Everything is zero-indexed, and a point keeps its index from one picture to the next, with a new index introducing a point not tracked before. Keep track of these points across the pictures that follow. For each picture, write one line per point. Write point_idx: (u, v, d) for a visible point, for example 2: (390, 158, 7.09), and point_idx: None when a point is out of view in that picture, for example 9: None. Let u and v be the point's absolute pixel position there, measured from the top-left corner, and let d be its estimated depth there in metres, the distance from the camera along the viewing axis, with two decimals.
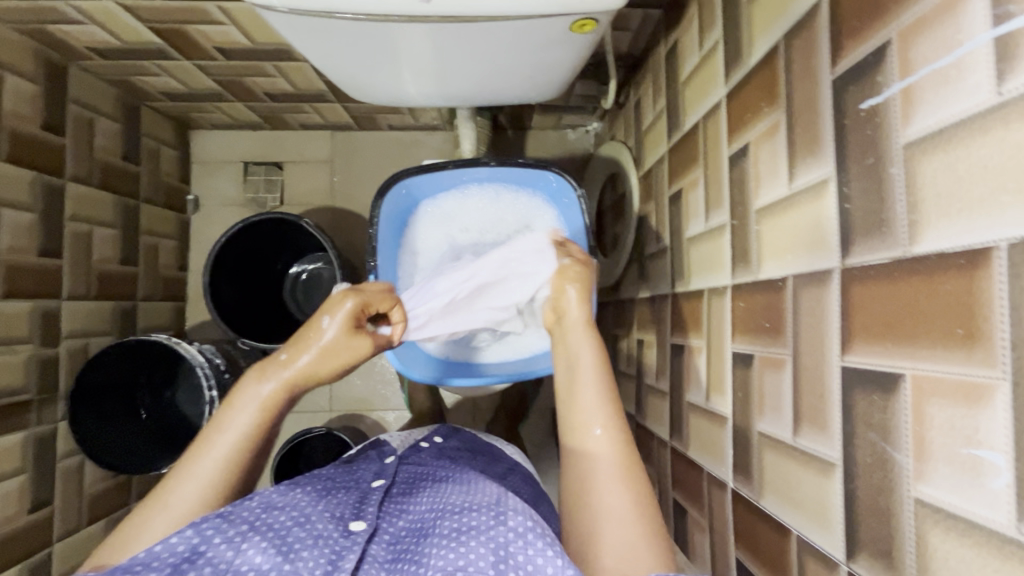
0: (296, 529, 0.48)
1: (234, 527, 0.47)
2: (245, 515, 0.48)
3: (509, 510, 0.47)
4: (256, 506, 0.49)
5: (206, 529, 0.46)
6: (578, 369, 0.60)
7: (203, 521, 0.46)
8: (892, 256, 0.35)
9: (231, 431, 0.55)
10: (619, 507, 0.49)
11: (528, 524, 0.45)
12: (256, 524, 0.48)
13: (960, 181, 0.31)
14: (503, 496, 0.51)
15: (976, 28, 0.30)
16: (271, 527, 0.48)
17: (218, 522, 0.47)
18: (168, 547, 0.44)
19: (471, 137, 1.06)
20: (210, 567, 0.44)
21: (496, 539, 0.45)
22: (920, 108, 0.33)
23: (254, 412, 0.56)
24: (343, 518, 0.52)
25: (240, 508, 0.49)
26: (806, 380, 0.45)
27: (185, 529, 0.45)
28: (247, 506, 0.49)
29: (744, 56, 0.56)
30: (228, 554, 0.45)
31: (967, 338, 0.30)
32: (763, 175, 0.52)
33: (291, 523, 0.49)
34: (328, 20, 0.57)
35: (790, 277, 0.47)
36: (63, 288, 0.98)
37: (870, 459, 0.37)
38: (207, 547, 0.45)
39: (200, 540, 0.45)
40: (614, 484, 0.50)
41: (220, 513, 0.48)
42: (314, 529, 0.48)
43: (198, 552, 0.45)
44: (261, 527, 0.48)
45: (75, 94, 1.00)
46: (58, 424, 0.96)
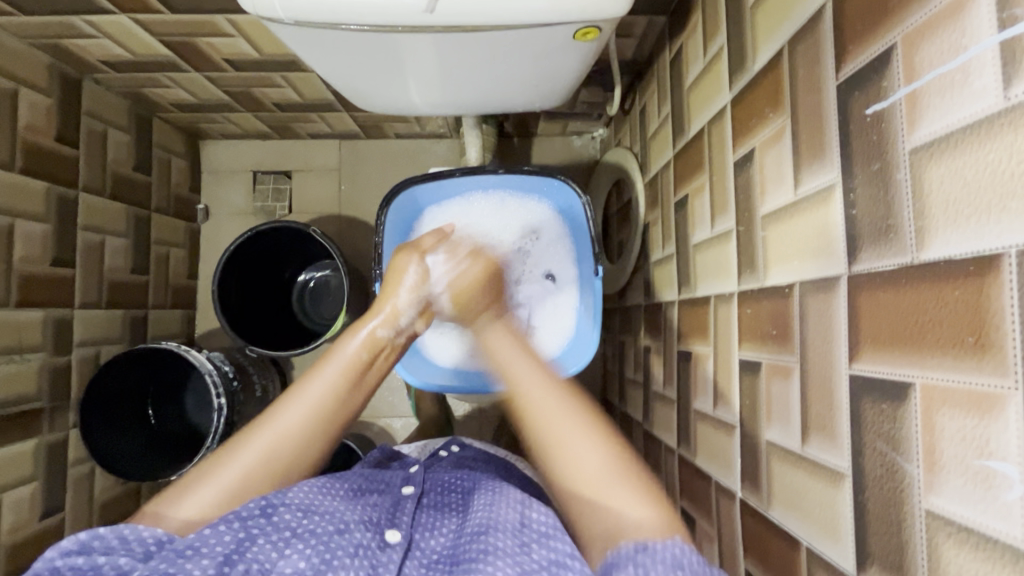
0: (337, 537, 0.49)
1: (276, 532, 0.48)
2: (286, 518, 0.49)
3: (537, 540, 0.47)
4: (297, 511, 0.50)
5: (251, 527, 0.47)
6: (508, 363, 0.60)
7: (250, 517, 0.48)
8: (899, 263, 0.35)
9: (329, 378, 0.56)
10: (594, 463, 0.50)
11: (553, 556, 0.45)
12: (298, 530, 0.49)
13: (968, 187, 0.30)
14: (531, 512, 0.51)
15: (982, 31, 0.29)
16: (314, 533, 0.48)
17: (263, 523, 0.48)
18: (216, 534, 0.46)
19: (476, 144, 1.06)
20: (256, 564, 0.45)
21: (524, 566, 0.45)
22: (926, 114, 0.33)
23: (348, 360, 0.58)
24: (379, 526, 0.53)
25: (282, 509, 0.49)
26: (814, 388, 0.44)
27: (232, 522, 0.47)
28: (288, 506, 0.50)
29: (749, 61, 0.56)
30: (273, 555, 0.46)
31: (978, 347, 0.29)
32: (768, 182, 0.52)
33: (332, 530, 0.49)
34: (333, 31, 0.58)
35: (798, 283, 0.47)
36: (76, 297, 1.00)
37: (879, 470, 0.37)
38: (253, 545, 0.46)
39: (245, 536, 0.47)
40: (581, 439, 0.51)
41: (264, 509, 0.49)
42: (352, 538, 0.49)
43: (244, 546, 0.46)
44: (303, 533, 0.48)
45: (88, 107, 1.02)
46: (70, 431, 0.97)
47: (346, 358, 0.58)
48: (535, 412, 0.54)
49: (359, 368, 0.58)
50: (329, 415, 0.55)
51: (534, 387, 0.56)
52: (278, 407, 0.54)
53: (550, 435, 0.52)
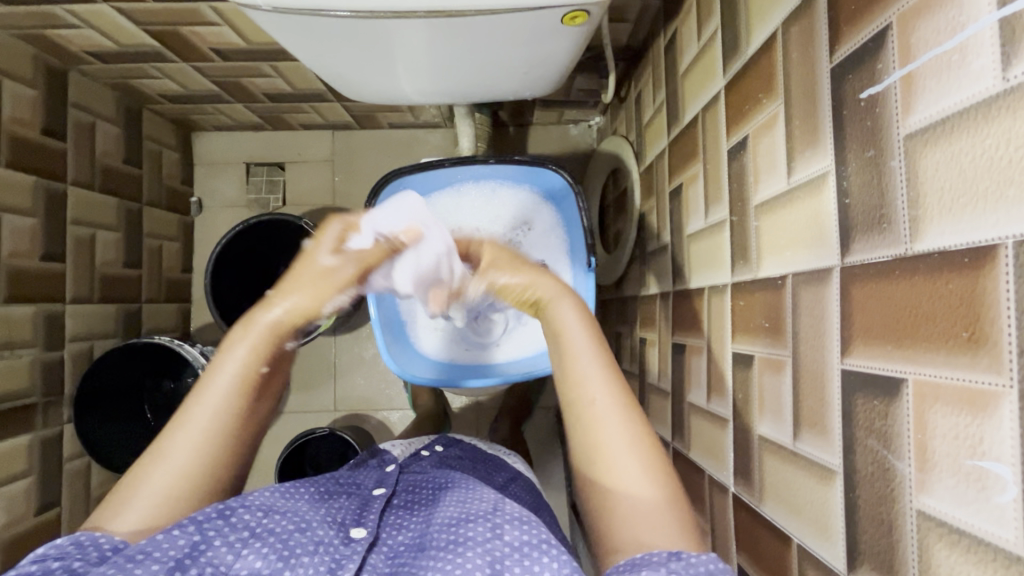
0: (297, 535, 0.48)
1: (234, 532, 0.46)
2: (246, 518, 0.47)
3: (507, 523, 0.46)
4: (256, 509, 0.48)
5: (207, 529, 0.45)
6: (574, 350, 0.54)
7: (206, 519, 0.45)
8: (892, 255, 0.34)
9: (217, 404, 0.49)
10: (618, 441, 0.49)
11: (522, 540, 0.45)
12: (257, 530, 0.47)
13: (964, 175, 0.29)
14: (501, 504, 0.50)
15: (981, 8, 0.28)
16: (272, 532, 0.47)
17: (219, 525, 0.46)
18: (169, 539, 0.43)
19: (469, 134, 1.05)
20: (210, 567, 0.43)
21: (493, 552, 0.44)
22: (921, 97, 0.31)
23: (252, 351, 0.51)
24: (344, 524, 0.51)
25: (241, 510, 0.47)
26: (806, 383, 0.43)
27: (187, 525, 0.44)
28: (247, 507, 0.48)
29: (742, 45, 0.54)
30: (228, 557, 0.44)
31: (972, 342, 0.28)
32: (761, 170, 0.50)
33: (293, 528, 0.48)
34: (314, 17, 0.56)
35: (791, 275, 0.45)
36: (68, 292, 0.99)
37: (871, 467, 0.35)
38: (207, 547, 0.44)
39: (200, 539, 0.44)
40: (614, 419, 0.50)
41: (222, 511, 0.47)
42: (313, 535, 0.48)
43: (199, 549, 0.44)
44: (262, 533, 0.47)
45: (74, 99, 1.00)
46: (64, 427, 0.97)
47: (231, 374, 0.50)
48: (588, 400, 0.51)
49: (252, 385, 0.51)
50: (225, 438, 0.49)
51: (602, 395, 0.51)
52: (169, 436, 0.49)
53: (592, 409, 0.51)
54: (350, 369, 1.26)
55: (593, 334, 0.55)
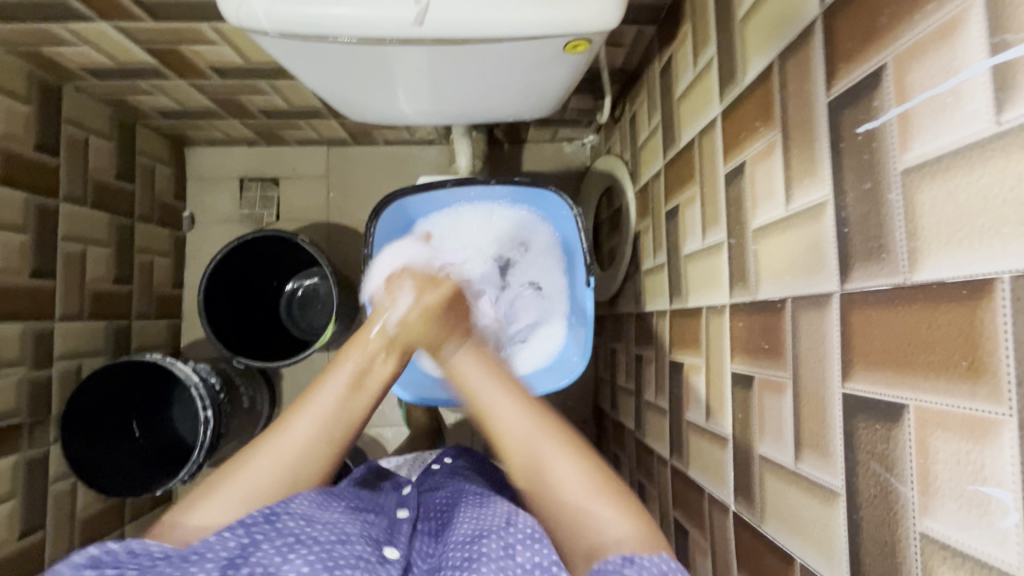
0: (339, 545, 0.47)
1: (280, 537, 0.46)
2: (290, 525, 0.48)
3: (519, 543, 0.46)
4: (299, 517, 0.49)
5: (255, 533, 0.46)
6: (475, 388, 0.57)
7: (254, 524, 0.47)
8: (891, 283, 0.35)
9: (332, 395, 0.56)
10: (545, 449, 0.52)
11: (535, 560, 0.44)
12: (301, 536, 0.47)
13: (960, 212, 0.30)
14: (512, 515, 0.49)
15: (973, 55, 0.29)
16: (316, 540, 0.47)
17: (267, 529, 0.47)
18: (221, 541, 0.45)
19: (466, 152, 1.06)
20: (259, 568, 0.44)
21: (507, 571, 0.44)
22: (917, 135, 0.33)
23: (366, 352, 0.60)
24: (379, 541, 0.52)
25: (286, 516, 0.48)
26: (807, 405, 0.44)
27: (235, 529, 0.46)
28: (291, 514, 0.49)
29: (739, 74, 0.56)
30: (276, 559, 0.44)
31: (971, 371, 0.29)
32: (759, 196, 0.52)
33: (335, 539, 0.48)
34: (320, 43, 0.57)
35: (790, 299, 0.46)
36: (56, 309, 0.97)
37: (873, 489, 0.36)
38: (255, 549, 0.45)
39: (250, 541, 0.46)
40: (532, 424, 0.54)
41: (268, 516, 0.48)
42: (354, 548, 0.48)
43: (247, 551, 0.45)
44: (306, 539, 0.46)
45: (69, 115, 1.00)
46: (50, 447, 0.95)
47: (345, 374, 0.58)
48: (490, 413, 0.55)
49: (363, 379, 0.58)
50: (334, 434, 0.55)
51: (506, 410, 0.55)
52: (285, 423, 0.54)
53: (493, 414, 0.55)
54: None
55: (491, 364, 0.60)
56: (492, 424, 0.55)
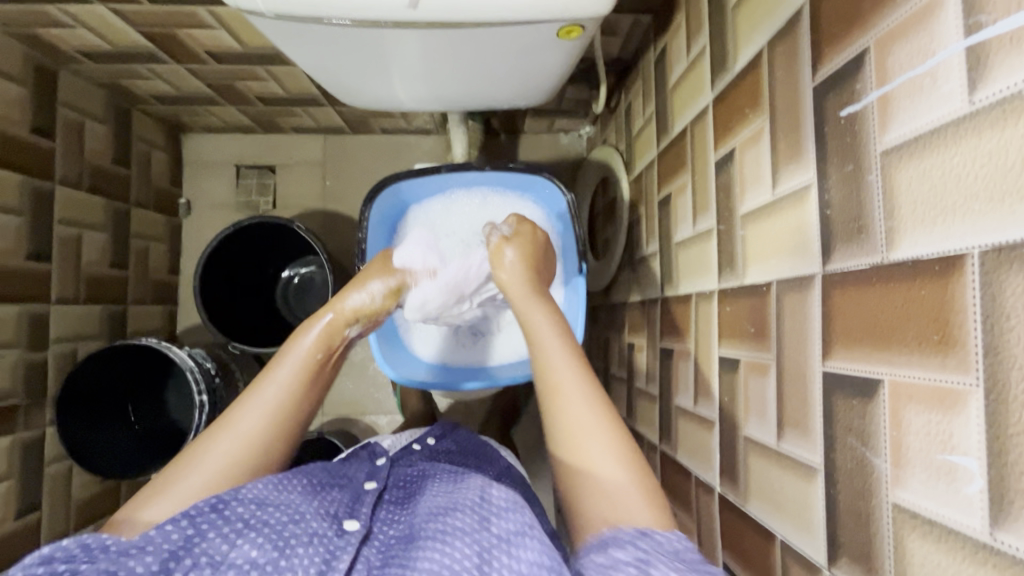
0: (291, 526, 0.47)
1: (228, 525, 0.46)
2: (240, 511, 0.47)
3: (496, 515, 0.48)
4: (250, 502, 0.49)
5: (200, 523, 0.46)
6: (547, 354, 0.58)
7: (199, 514, 0.46)
8: (870, 262, 0.36)
9: (283, 379, 0.58)
10: (595, 432, 0.51)
11: (511, 529, 0.47)
12: (250, 521, 0.47)
13: (934, 190, 0.31)
14: (485, 492, 0.52)
15: (949, 37, 0.30)
16: (267, 524, 0.47)
17: (213, 518, 0.46)
18: (162, 534, 0.44)
19: (462, 141, 1.06)
20: (205, 557, 0.44)
21: (480, 542, 0.45)
22: (896, 116, 0.34)
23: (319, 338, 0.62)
24: (337, 517, 0.52)
25: (233, 503, 0.48)
26: (790, 385, 0.45)
27: (179, 521, 0.45)
28: (240, 501, 0.48)
29: (730, 61, 0.57)
30: (223, 547, 0.44)
31: (942, 344, 0.30)
32: (748, 181, 0.52)
33: (286, 519, 0.48)
34: (315, 25, 0.57)
35: (775, 282, 0.47)
36: (52, 293, 0.98)
37: (850, 464, 0.37)
38: (201, 539, 0.45)
39: (194, 532, 0.45)
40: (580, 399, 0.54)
41: (215, 506, 0.47)
42: (307, 527, 0.48)
43: (191, 543, 0.44)
44: (255, 524, 0.47)
45: (65, 98, 1.00)
46: (46, 429, 0.95)
47: (301, 357, 0.60)
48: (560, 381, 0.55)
49: (315, 370, 0.60)
50: (287, 414, 0.57)
51: (572, 387, 0.54)
52: (236, 409, 0.56)
53: (558, 390, 0.55)
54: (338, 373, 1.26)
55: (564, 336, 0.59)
56: (550, 393, 0.55)
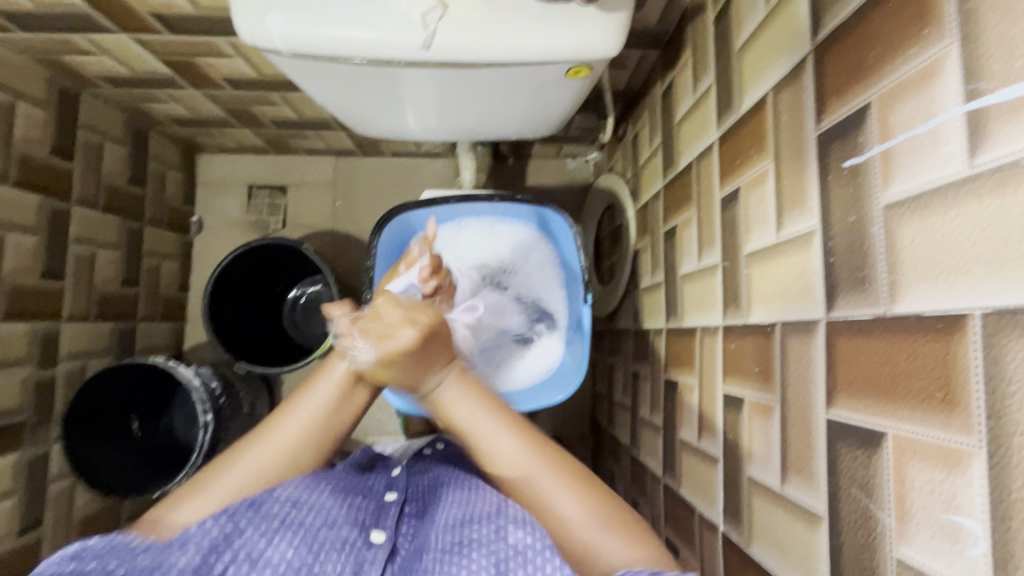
0: (325, 531, 0.48)
1: (265, 522, 0.47)
2: (275, 510, 0.48)
3: (510, 524, 0.46)
4: (285, 500, 0.49)
5: (239, 519, 0.47)
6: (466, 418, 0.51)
7: (237, 510, 0.47)
8: (873, 313, 0.36)
9: (306, 411, 0.54)
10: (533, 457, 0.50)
11: (528, 541, 0.44)
12: (287, 520, 0.48)
13: (937, 248, 0.31)
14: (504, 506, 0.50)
15: (949, 100, 0.31)
16: (303, 524, 0.48)
17: (251, 514, 0.47)
18: (203, 529, 0.45)
19: (470, 167, 1.08)
20: (244, 553, 0.45)
21: (497, 555, 0.44)
22: (898, 172, 0.34)
23: (340, 381, 0.55)
24: (365, 526, 0.51)
25: (270, 501, 0.49)
26: (794, 429, 0.45)
27: (220, 516, 0.46)
28: (277, 499, 0.49)
29: (735, 102, 0.58)
30: (261, 544, 0.46)
31: (945, 403, 0.30)
32: (752, 222, 0.53)
33: (321, 523, 0.49)
34: (330, 62, 0.59)
35: (779, 323, 0.48)
36: (64, 310, 0.99)
37: (854, 515, 0.37)
38: (241, 534, 0.46)
39: (233, 528, 0.46)
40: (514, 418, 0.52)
41: (253, 503, 0.48)
42: (338, 533, 0.48)
43: (232, 538, 0.46)
44: (292, 523, 0.48)
45: (85, 121, 1.02)
46: (52, 446, 0.96)
47: (335, 383, 0.55)
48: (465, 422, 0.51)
49: (348, 395, 0.55)
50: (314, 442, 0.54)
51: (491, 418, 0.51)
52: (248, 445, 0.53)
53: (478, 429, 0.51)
54: None
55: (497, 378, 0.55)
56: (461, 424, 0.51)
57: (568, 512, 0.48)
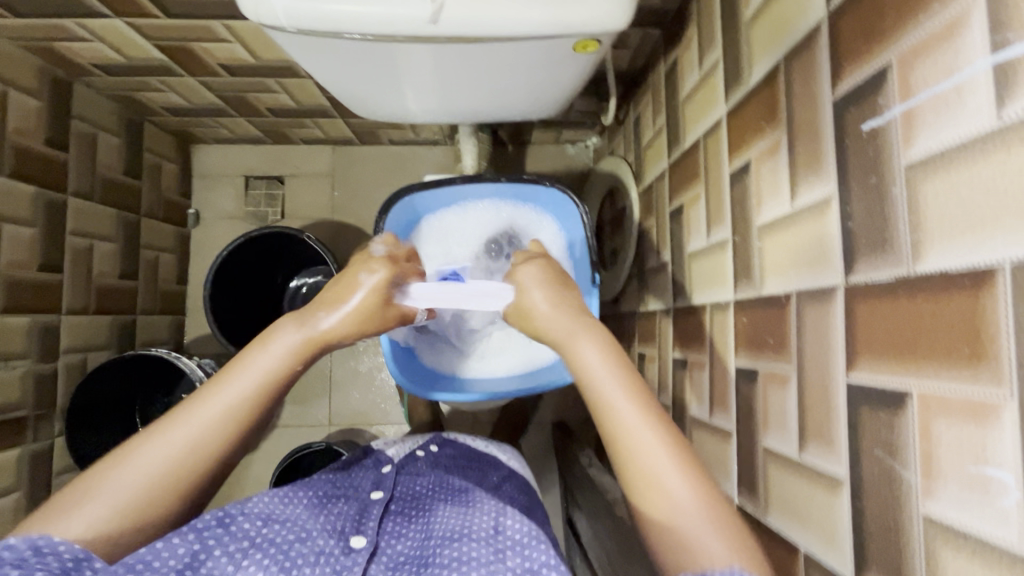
0: (298, 545, 0.47)
1: (234, 542, 0.46)
2: (246, 527, 0.48)
3: (510, 548, 0.46)
4: (256, 519, 0.49)
5: (207, 537, 0.45)
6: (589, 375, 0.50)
7: (205, 527, 0.46)
8: (895, 274, 0.36)
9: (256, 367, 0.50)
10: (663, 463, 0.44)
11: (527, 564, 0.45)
12: (257, 539, 0.47)
13: (963, 203, 0.31)
14: (501, 519, 0.50)
15: (975, 53, 0.31)
16: (273, 543, 0.47)
17: (219, 534, 0.46)
18: (168, 548, 0.43)
19: (472, 152, 1.07)
20: None
21: (495, 573, 0.44)
22: (922, 130, 0.34)
23: (286, 351, 0.51)
24: (344, 533, 0.51)
25: (241, 519, 0.48)
26: (811, 395, 0.45)
27: (186, 533, 0.44)
28: (246, 516, 0.48)
29: (744, 75, 0.57)
30: (228, 567, 0.44)
31: (974, 357, 0.30)
32: (764, 193, 0.53)
33: (293, 538, 0.48)
34: (334, 39, 0.58)
35: (795, 292, 0.48)
36: (63, 303, 0.98)
37: (878, 476, 0.37)
38: (207, 556, 0.44)
39: (200, 547, 0.44)
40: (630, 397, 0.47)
41: (220, 520, 0.47)
42: (314, 545, 0.48)
43: (198, 559, 0.44)
44: (262, 543, 0.47)
45: (78, 111, 1.01)
46: (54, 440, 0.95)
47: (275, 344, 0.51)
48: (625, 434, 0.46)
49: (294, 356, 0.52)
50: (268, 395, 0.50)
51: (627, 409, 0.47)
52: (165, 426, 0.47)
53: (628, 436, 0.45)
54: (346, 382, 1.26)
55: (621, 365, 0.50)
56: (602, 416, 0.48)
57: (676, 498, 0.42)
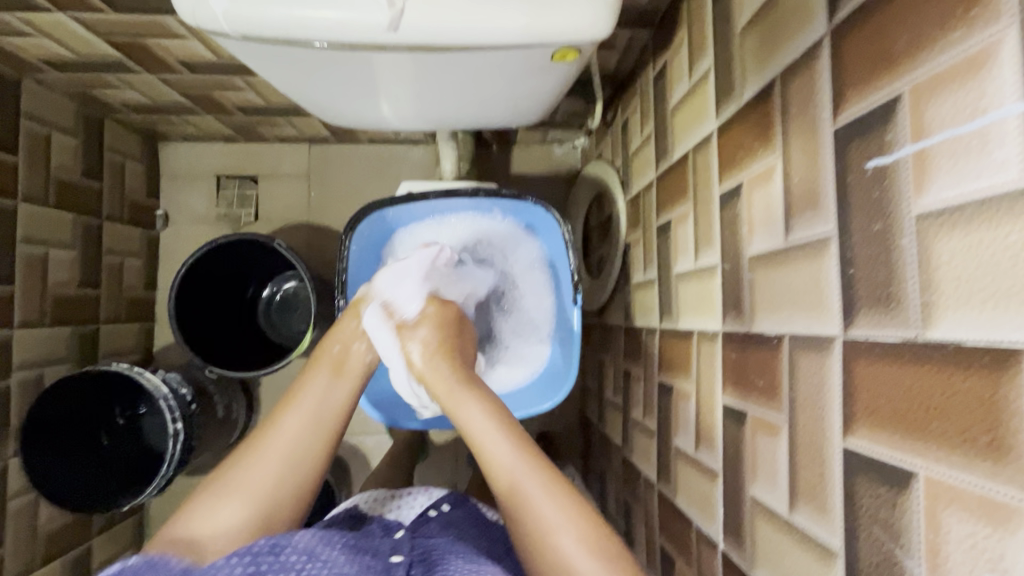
0: None
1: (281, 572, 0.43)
2: (293, 559, 0.45)
3: None
4: (302, 552, 0.46)
5: (261, 562, 0.44)
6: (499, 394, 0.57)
7: (259, 553, 0.44)
8: (901, 337, 0.32)
9: (316, 421, 0.57)
10: (549, 496, 0.49)
11: None
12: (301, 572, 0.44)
13: (985, 268, 0.27)
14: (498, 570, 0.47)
15: (1003, 96, 0.26)
16: None
17: (270, 561, 0.44)
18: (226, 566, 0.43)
19: (451, 156, 1.02)
20: None
21: None
22: (936, 177, 0.30)
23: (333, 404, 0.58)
24: None
25: (290, 549, 0.45)
26: (804, 453, 0.41)
27: (245, 555, 0.44)
28: (295, 548, 0.46)
29: (737, 89, 0.52)
30: None
31: (993, 449, 0.26)
32: (756, 222, 0.49)
33: None
34: (289, 47, 0.53)
35: (787, 336, 0.43)
36: (16, 316, 0.92)
37: (876, 558, 0.34)
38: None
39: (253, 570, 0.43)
40: (538, 427, 0.53)
41: (273, 548, 0.45)
42: None
43: None
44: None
45: (29, 109, 0.94)
46: (8, 462, 0.90)
47: (317, 419, 0.57)
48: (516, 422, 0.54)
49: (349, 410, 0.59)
50: (314, 457, 0.55)
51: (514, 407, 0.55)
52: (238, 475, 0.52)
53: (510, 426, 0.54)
54: None
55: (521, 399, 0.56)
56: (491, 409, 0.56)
57: (550, 517, 0.48)
